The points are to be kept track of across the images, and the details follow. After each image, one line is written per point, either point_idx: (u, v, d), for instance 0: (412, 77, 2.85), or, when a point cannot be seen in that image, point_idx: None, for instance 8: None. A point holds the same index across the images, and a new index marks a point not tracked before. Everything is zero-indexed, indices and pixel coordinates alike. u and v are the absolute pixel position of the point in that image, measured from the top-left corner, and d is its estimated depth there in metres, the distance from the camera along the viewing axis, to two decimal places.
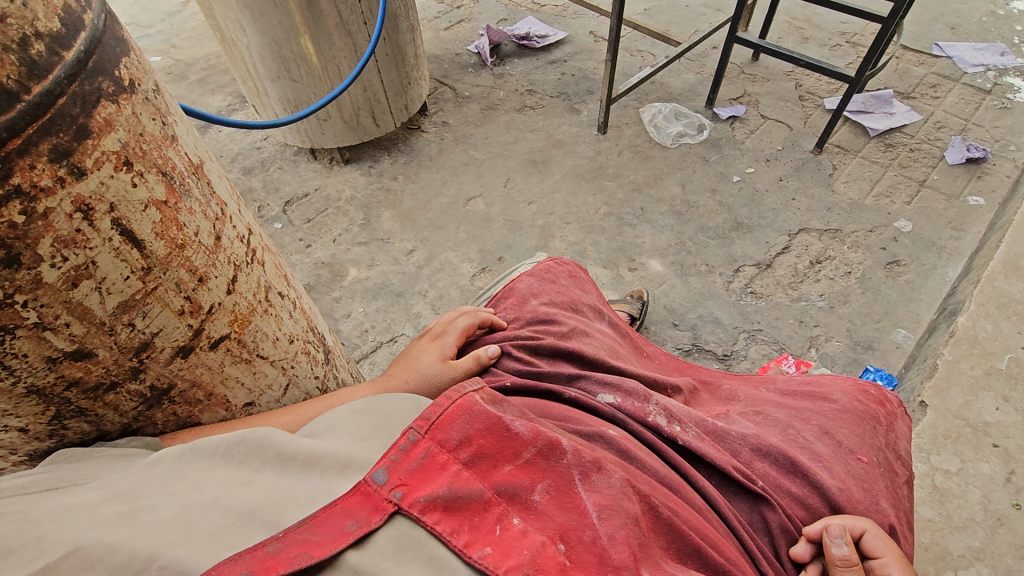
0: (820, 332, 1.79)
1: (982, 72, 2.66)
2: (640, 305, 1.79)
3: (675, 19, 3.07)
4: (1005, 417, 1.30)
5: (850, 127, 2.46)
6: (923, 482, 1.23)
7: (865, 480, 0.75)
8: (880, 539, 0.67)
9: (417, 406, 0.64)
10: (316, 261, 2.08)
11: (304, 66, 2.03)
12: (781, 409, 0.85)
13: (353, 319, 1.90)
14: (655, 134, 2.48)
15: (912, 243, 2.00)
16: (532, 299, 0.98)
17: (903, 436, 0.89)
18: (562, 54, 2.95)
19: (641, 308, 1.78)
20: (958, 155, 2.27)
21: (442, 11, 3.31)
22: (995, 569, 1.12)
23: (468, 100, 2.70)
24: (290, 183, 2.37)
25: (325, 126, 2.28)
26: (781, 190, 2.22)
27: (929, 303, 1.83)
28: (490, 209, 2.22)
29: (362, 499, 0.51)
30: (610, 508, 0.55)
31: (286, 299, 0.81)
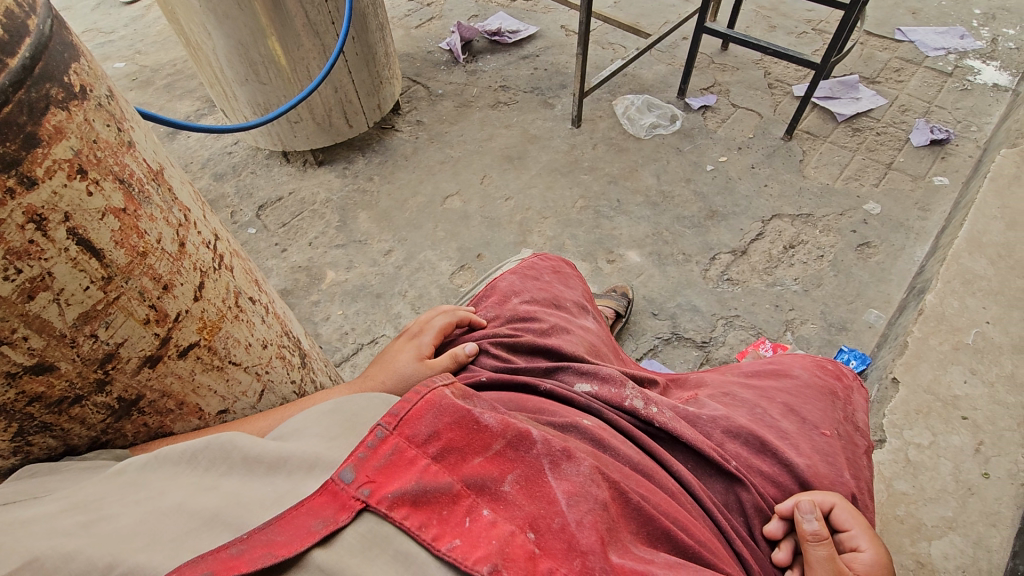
0: (795, 315, 1.82)
1: (943, 55, 2.72)
2: (625, 302, 1.82)
3: (645, 11, 3.09)
4: (973, 389, 1.34)
5: (818, 113, 2.50)
6: (897, 456, 1.27)
7: (829, 454, 0.78)
8: (849, 513, 0.68)
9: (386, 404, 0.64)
10: (292, 265, 2.06)
11: (272, 68, 2.00)
12: (747, 390, 0.87)
13: (333, 323, 1.89)
14: (628, 126, 2.50)
15: (881, 225, 2.05)
16: (514, 296, 0.97)
17: (860, 409, 0.92)
18: (534, 49, 2.94)
19: (625, 304, 1.80)
20: (923, 137, 2.32)
21: (413, 9, 3.29)
22: (966, 538, 1.16)
23: (442, 98, 2.69)
24: (263, 188, 2.34)
25: (297, 129, 2.25)
26: (753, 177, 2.26)
27: (899, 283, 1.87)
28: (467, 207, 2.22)
29: (330, 498, 0.51)
30: (578, 495, 0.56)
31: (257, 304, 0.81)
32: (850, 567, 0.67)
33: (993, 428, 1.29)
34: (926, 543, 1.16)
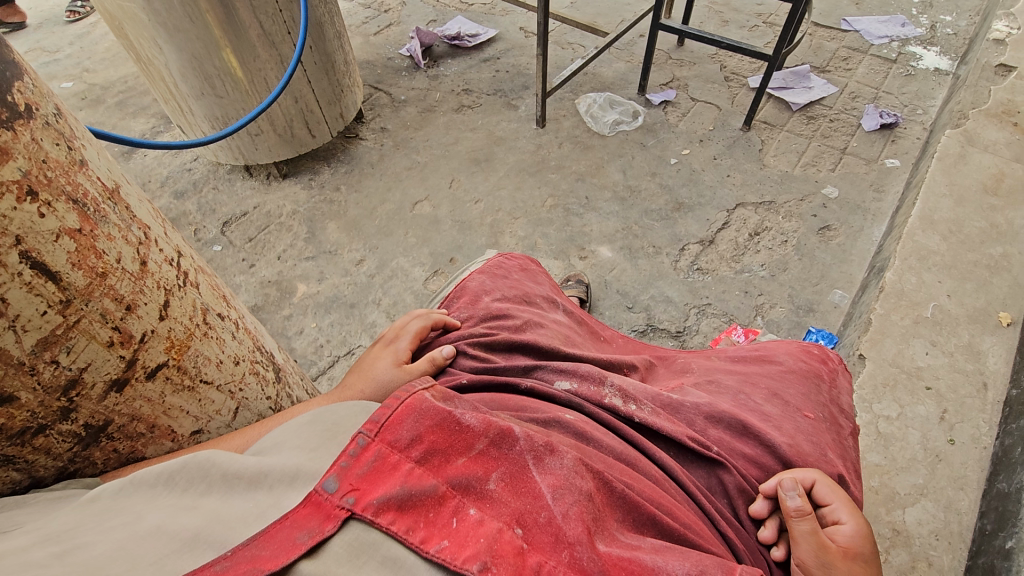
0: (764, 300, 1.87)
1: (887, 43, 2.83)
2: (585, 287, 1.88)
3: (602, 10, 3.14)
4: (934, 360, 1.40)
5: (774, 103, 2.58)
6: (868, 430, 1.31)
7: (812, 434, 0.80)
8: (829, 487, 0.70)
9: (365, 412, 0.65)
10: (262, 280, 2.02)
11: (229, 81, 1.96)
12: (732, 376, 0.89)
13: (307, 336, 1.86)
14: (592, 124, 2.53)
15: (839, 208, 2.12)
16: (484, 296, 0.97)
17: (846, 391, 0.95)
18: (494, 51, 2.95)
19: (586, 289, 1.86)
20: (873, 122, 2.41)
21: (370, 16, 3.26)
22: (938, 503, 1.20)
23: (405, 104, 2.68)
24: (226, 203, 2.29)
25: (259, 141, 2.20)
26: (716, 168, 2.31)
27: (860, 263, 1.94)
28: (437, 212, 2.21)
29: (314, 510, 0.51)
30: (563, 487, 0.55)
31: (226, 320, 0.79)
32: (832, 539, 0.69)
33: (955, 396, 1.34)
34: (900, 511, 1.20)
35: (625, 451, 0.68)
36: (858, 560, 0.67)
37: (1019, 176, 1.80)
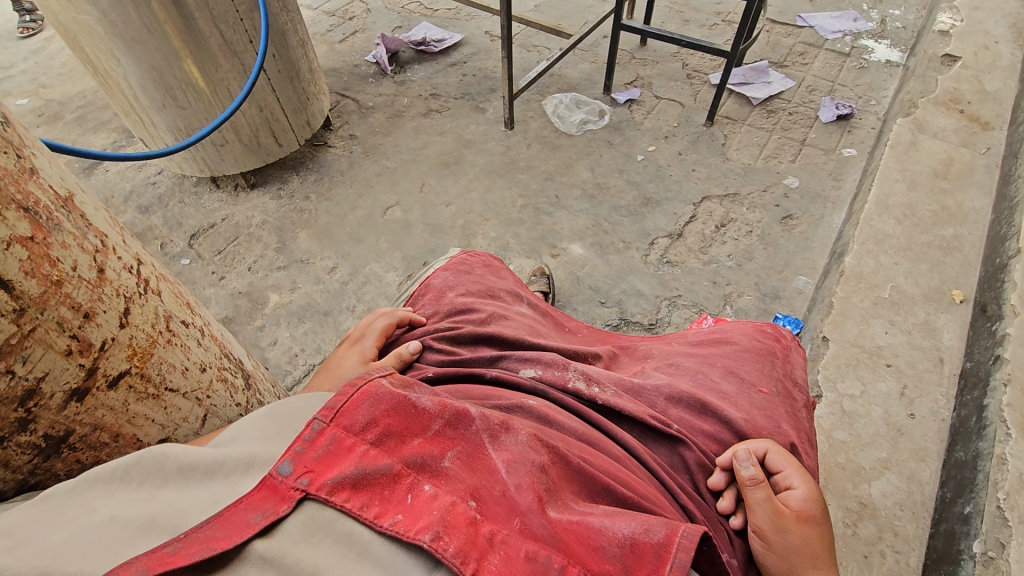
0: (732, 289, 1.92)
1: (841, 37, 2.93)
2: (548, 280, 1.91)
3: (565, 13, 3.18)
4: (893, 339, 1.45)
5: (735, 98, 2.64)
6: (833, 408, 1.35)
7: (767, 409, 0.84)
8: (781, 455, 0.73)
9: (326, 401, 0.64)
10: (232, 291, 2.00)
11: (191, 92, 1.93)
12: (691, 358, 0.92)
13: (281, 346, 1.84)
14: (560, 124, 2.56)
15: (800, 197, 2.19)
16: (449, 292, 1.01)
17: (799, 366, 0.99)
18: (460, 55, 2.97)
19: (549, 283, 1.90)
20: (830, 114, 2.49)
21: (334, 24, 3.25)
22: (901, 475, 1.25)
23: (373, 110, 2.67)
24: (193, 216, 2.25)
25: (224, 152, 2.18)
26: (681, 163, 2.36)
27: (821, 250, 2.01)
28: (409, 216, 2.21)
29: (268, 493, 0.51)
30: (517, 462, 0.58)
31: (191, 327, 0.79)
32: (786, 505, 0.71)
33: (914, 371, 1.39)
34: (866, 484, 1.24)
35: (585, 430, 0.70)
36: (810, 523, 0.70)
37: (966, 161, 1.88)
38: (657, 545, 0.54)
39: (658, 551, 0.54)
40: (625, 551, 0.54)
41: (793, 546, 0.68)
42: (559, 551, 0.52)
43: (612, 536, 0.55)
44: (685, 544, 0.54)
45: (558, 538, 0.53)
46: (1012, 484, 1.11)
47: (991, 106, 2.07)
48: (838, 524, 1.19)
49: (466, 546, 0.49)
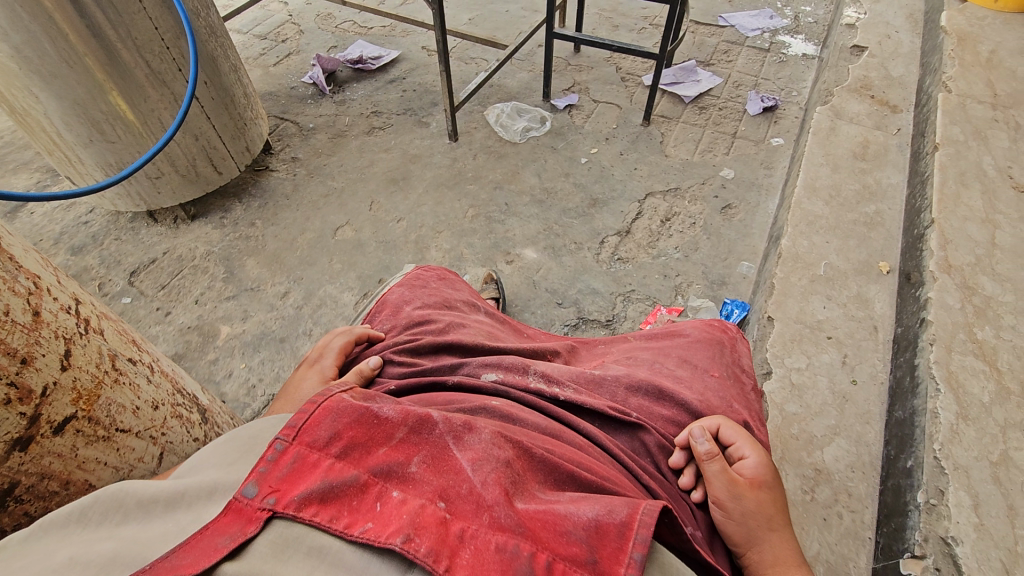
0: (682, 280, 1.99)
1: (760, 34, 3.11)
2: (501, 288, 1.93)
3: (499, 24, 3.24)
4: (832, 312, 1.55)
5: (668, 98, 2.76)
6: (783, 383, 1.42)
7: (719, 390, 0.89)
8: (733, 429, 0.78)
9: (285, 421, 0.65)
10: (181, 327, 1.92)
11: (120, 125, 1.86)
12: (647, 350, 0.97)
13: (237, 378, 1.79)
14: (503, 133, 2.61)
15: (737, 187, 2.30)
16: (406, 305, 1.02)
17: (745, 354, 1.04)
18: (399, 72, 2.98)
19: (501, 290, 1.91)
20: (756, 106, 2.63)
21: (267, 47, 3.20)
22: (849, 439, 1.33)
23: (314, 132, 2.64)
24: (132, 253, 2.16)
25: (160, 185, 2.11)
26: (624, 163, 2.44)
27: (760, 235, 2.11)
28: (360, 235, 2.20)
29: (235, 516, 0.51)
30: (481, 459, 0.58)
31: (138, 365, 0.77)
32: (740, 474, 0.76)
33: (853, 341, 1.49)
34: (819, 451, 1.31)
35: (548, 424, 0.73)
36: (763, 488, 0.75)
37: (881, 142, 2.02)
38: (621, 524, 0.56)
39: (621, 528, 0.55)
40: (590, 534, 0.55)
41: (750, 511, 0.72)
42: (527, 538, 0.52)
43: (578, 520, 0.56)
44: (647, 520, 0.56)
45: (525, 527, 0.53)
46: (946, 435, 1.19)
47: (898, 90, 2.23)
48: (797, 491, 1.26)
49: (436, 545, 0.50)
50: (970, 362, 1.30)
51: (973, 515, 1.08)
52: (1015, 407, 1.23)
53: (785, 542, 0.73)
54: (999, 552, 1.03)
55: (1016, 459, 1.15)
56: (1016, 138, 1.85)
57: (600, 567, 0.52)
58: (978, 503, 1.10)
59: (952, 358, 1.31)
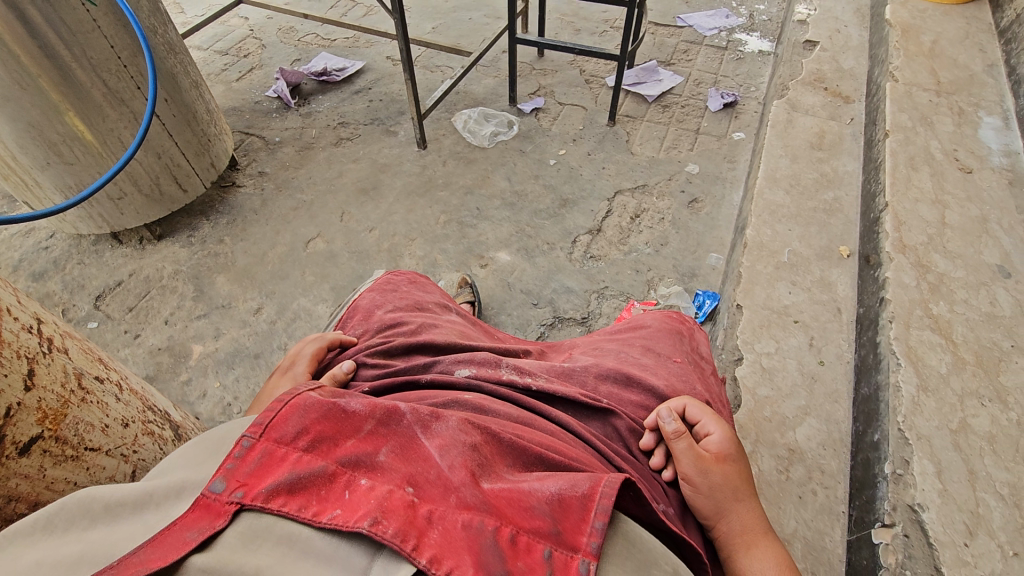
0: (653, 274, 2.03)
1: (717, 33, 3.20)
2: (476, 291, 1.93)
3: (462, 32, 3.26)
4: (797, 297, 1.59)
5: (632, 98, 2.81)
6: (754, 367, 1.46)
7: (682, 374, 0.93)
8: (698, 407, 0.82)
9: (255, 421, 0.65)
10: (151, 348, 1.89)
11: (78, 145, 1.82)
12: (613, 341, 1.01)
13: (211, 397, 1.76)
14: (471, 138, 2.62)
15: (702, 181, 2.35)
16: (377, 310, 1.03)
17: (704, 342, 1.09)
18: (364, 82, 2.98)
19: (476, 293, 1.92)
20: (717, 103, 2.71)
21: (229, 62, 3.17)
22: (820, 418, 1.37)
23: (281, 145, 2.62)
24: (97, 276, 2.11)
25: (123, 205, 2.07)
26: (591, 163, 2.47)
27: (727, 226, 2.17)
28: (332, 246, 2.18)
29: (203, 511, 0.52)
30: (449, 445, 0.60)
31: (107, 383, 0.76)
32: (707, 450, 0.79)
33: (818, 323, 1.54)
34: (792, 432, 1.35)
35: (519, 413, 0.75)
36: (729, 462, 0.78)
37: (835, 132, 2.10)
38: (583, 496, 0.58)
39: (583, 501, 0.58)
40: (554, 507, 0.58)
41: (717, 484, 0.76)
42: (492, 515, 0.55)
43: (542, 495, 0.59)
44: (608, 491, 0.59)
45: (490, 505, 0.56)
46: (908, 407, 1.24)
47: (850, 82, 2.33)
48: (772, 472, 1.29)
49: (404, 526, 0.51)
50: (927, 336, 1.36)
51: (937, 481, 1.12)
52: (971, 376, 1.28)
53: (750, 510, 0.77)
54: (963, 515, 1.08)
55: (975, 425, 1.20)
56: (960, 122, 1.94)
57: (563, 537, 0.55)
58: (941, 469, 1.14)
59: (911, 334, 1.36)
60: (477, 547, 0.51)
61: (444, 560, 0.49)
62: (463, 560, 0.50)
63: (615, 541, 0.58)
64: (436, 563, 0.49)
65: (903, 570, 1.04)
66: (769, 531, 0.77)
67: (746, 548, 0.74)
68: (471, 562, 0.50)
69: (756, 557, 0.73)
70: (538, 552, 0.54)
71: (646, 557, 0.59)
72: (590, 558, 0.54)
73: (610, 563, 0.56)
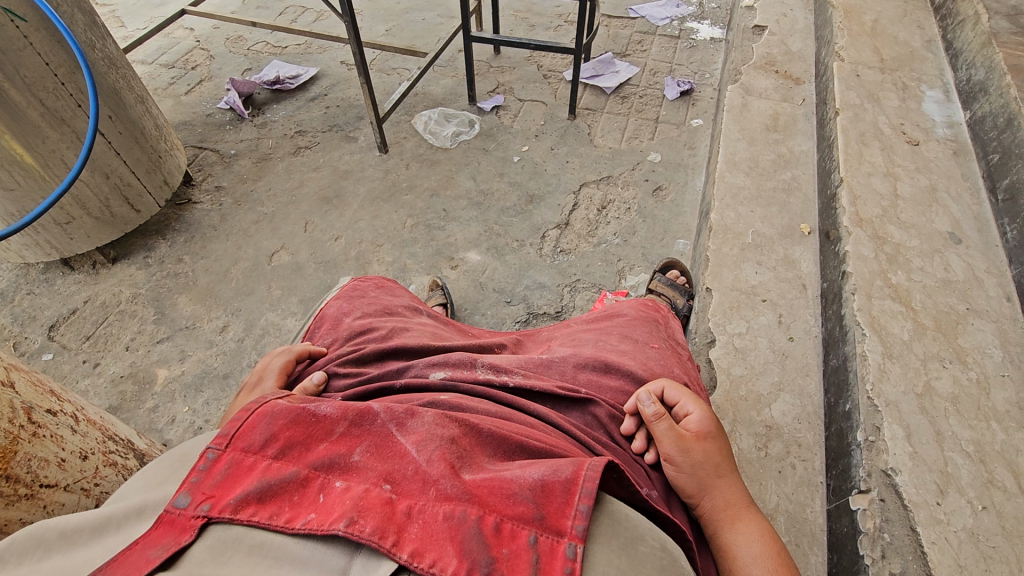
0: (624, 264, 2.05)
1: (669, 23, 3.24)
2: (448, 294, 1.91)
3: (417, 33, 3.23)
4: (764, 277, 1.63)
5: (591, 91, 2.82)
6: (728, 348, 1.48)
7: (660, 359, 0.94)
8: (676, 389, 0.83)
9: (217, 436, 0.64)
10: (112, 377, 1.81)
11: (18, 170, 1.72)
12: (590, 331, 1.02)
13: (181, 423, 1.70)
14: (433, 140, 2.60)
15: (665, 169, 2.38)
16: (345, 317, 1.01)
17: (679, 330, 1.12)
18: (319, 89, 2.91)
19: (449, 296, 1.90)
20: (674, 91, 2.74)
21: (176, 75, 3.06)
22: (794, 393, 1.40)
23: (237, 158, 2.55)
24: (49, 305, 2.01)
25: (72, 230, 1.98)
26: (555, 158, 2.48)
27: (692, 212, 2.20)
28: (298, 258, 2.13)
29: (167, 528, 0.51)
30: (425, 439, 0.59)
31: (63, 415, 0.76)
32: (687, 429, 0.80)
33: (785, 300, 1.57)
34: (768, 408, 1.38)
35: (497, 409, 0.75)
36: (708, 439, 0.79)
37: (789, 113, 2.16)
38: (566, 480, 0.58)
39: (566, 485, 0.58)
40: (536, 493, 0.57)
41: (698, 462, 0.77)
42: (473, 503, 0.54)
43: (525, 482, 0.58)
44: (591, 474, 0.59)
45: (471, 494, 0.55)
46: (875, 375, 1.27)
47: (799, 64, 2.39)
48: (752, 449, 1.31)
49: (382, 524, 0.51)
50: (888, 305, 1.40)
51: (907, 445, 1.16)
52: (932, 340, 1.33)
53: (732, 486, 0.78)
54: (933, 475, 1.12)
55: (938, 388, 1.24)
56: (905, 96, 2.01)
57: (547, 522, 0.54)
58: (911, 433, 1.18)
59: (873, 304, 1.41)
60: (459, 537, 0.51)
61: (426, 554, 0.50)
62: (445, 552, 0.50)
63: (601, 521, 0.57)
64: (417, 557, 0.50)
65: (881, 533, 1.07)
66: (751, 505, 0.78)
67: (730, 522, 0.75)
68: (453, 552, 0.50)
69: (741, 531, 0.74)
70: (523, 537, 0.53)
71: (633, 535, 0.58)
72: (577, 540, 0.53)
73: (597, 544, 0.55)
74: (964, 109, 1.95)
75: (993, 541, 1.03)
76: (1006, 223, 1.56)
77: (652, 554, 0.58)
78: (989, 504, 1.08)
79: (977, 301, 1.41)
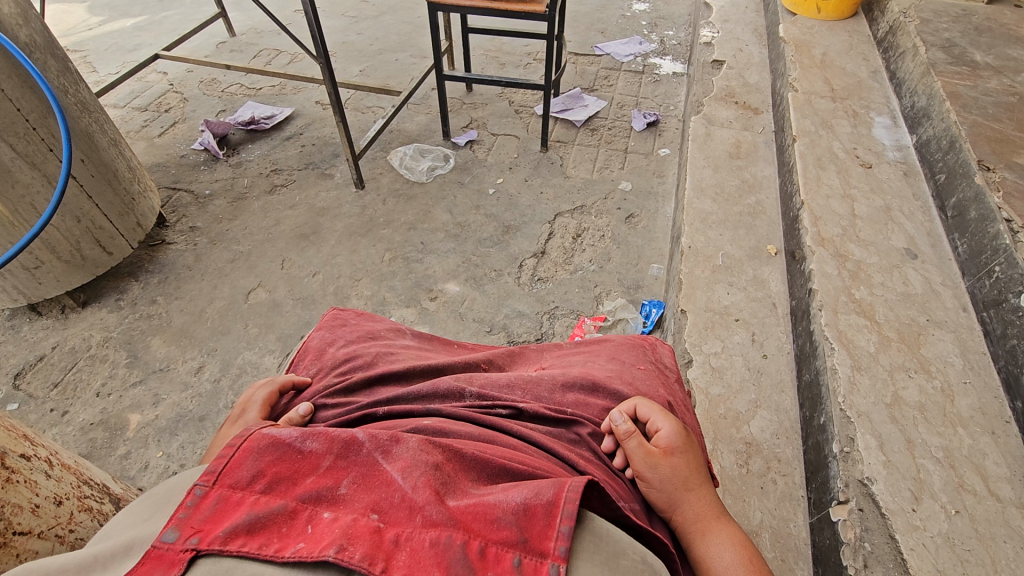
0: (601, 289, 2.09)
1: (634, 59, 3.39)
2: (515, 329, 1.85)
3: (390, 73, 3.31)
4: (735, 298, 1.68)
5: (561, 124, 2.91)
6: (705, 368, 1.51)
7: (646, 379, 0.97)
8: (647, 406, 0.85)
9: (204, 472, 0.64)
10: (82, 425, 1.75)
11: None
12: (580, 355, 1.07)
13: (154, 468, 1.64)
14: (409, 174, 2.64)
15: (636, 197, 2.46)
16: (329, 347, 1.02)
17: (667, 353, 1.13)
18: (294, 128, 2.95)
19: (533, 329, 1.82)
20: (641, 122, 2.85)
21: (149, 118, 3.07)
22: (771, 409, 1.43)
23: (212, 198, 2.55)
24: (15, 353, 1.95)
25: (40, 275, 1.94)
26: (530, 189, 2.54)
27: (664, 238, 2.27)
28: (275, 295, 2.12)
29: (155, 563, 0.51)
30: (410, 467, 0.60)
31: (36, 460, 0.75)
32: (657, 444, 0.82)
33: (757, 319, 1.62)
34: (746, 425, 1.40)
35: (481, 432, 0.77)
36: (677, 454, 0.81)
37: (750, 141, 2.27)
38: (548, 503, 0.58)
39: (548, 507, 0.58)
40: (520, 517, 0.57)
41: (667, 477, 0.79)
42: (459, 528, 0.55)
43: (508, 506, 0.58)
44: (572, 496, 0.59)
45: (456, 520, 0.56)
46: (846, 387, 1.31)
47: (757, 95, 2.53)
48: (734, 467, 1.33)
49: (371, 550, 0.52)
50: (854, 319, 1.46)
51: (881, 454, 1.19)
52: (896, 352, 1.38)
53: (703, 498, 0.80)
54: (907, 483, 1.15)
55: (906, 397, 1.29)
56: (856, 123, 2.13)
57: (531, 544, 0.55)
58: (883, 442, 1.21)
59: (840, 319, 1.46)
60: (445, 562, 0.52)
61: None
62: None
63: (584, 538, 0.58)
64: None
65: (862, 543, 1.09)
66: (722, 513, 0.80)
67: (701, 535, 0.77)
68: None
69: (712, 543, 0.76)
70: (507, 560, 0.54)
71: (615, 548, 0.59)
72: (560, 561, 0.54)
73: (582, 563, 0.55)
74: (911, 133, 2.07)
75: (968, 544, 1.06)
76: (956, 238, 1.65)
77: (635, 567, 0.58)
78: (961, 508, 1.11)
79: (936, 312, 1.48)
